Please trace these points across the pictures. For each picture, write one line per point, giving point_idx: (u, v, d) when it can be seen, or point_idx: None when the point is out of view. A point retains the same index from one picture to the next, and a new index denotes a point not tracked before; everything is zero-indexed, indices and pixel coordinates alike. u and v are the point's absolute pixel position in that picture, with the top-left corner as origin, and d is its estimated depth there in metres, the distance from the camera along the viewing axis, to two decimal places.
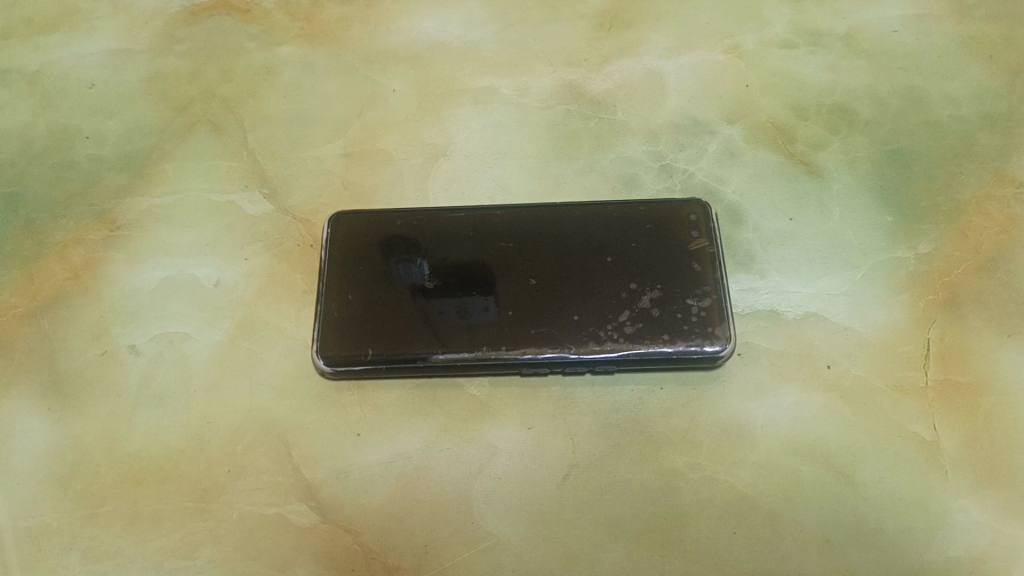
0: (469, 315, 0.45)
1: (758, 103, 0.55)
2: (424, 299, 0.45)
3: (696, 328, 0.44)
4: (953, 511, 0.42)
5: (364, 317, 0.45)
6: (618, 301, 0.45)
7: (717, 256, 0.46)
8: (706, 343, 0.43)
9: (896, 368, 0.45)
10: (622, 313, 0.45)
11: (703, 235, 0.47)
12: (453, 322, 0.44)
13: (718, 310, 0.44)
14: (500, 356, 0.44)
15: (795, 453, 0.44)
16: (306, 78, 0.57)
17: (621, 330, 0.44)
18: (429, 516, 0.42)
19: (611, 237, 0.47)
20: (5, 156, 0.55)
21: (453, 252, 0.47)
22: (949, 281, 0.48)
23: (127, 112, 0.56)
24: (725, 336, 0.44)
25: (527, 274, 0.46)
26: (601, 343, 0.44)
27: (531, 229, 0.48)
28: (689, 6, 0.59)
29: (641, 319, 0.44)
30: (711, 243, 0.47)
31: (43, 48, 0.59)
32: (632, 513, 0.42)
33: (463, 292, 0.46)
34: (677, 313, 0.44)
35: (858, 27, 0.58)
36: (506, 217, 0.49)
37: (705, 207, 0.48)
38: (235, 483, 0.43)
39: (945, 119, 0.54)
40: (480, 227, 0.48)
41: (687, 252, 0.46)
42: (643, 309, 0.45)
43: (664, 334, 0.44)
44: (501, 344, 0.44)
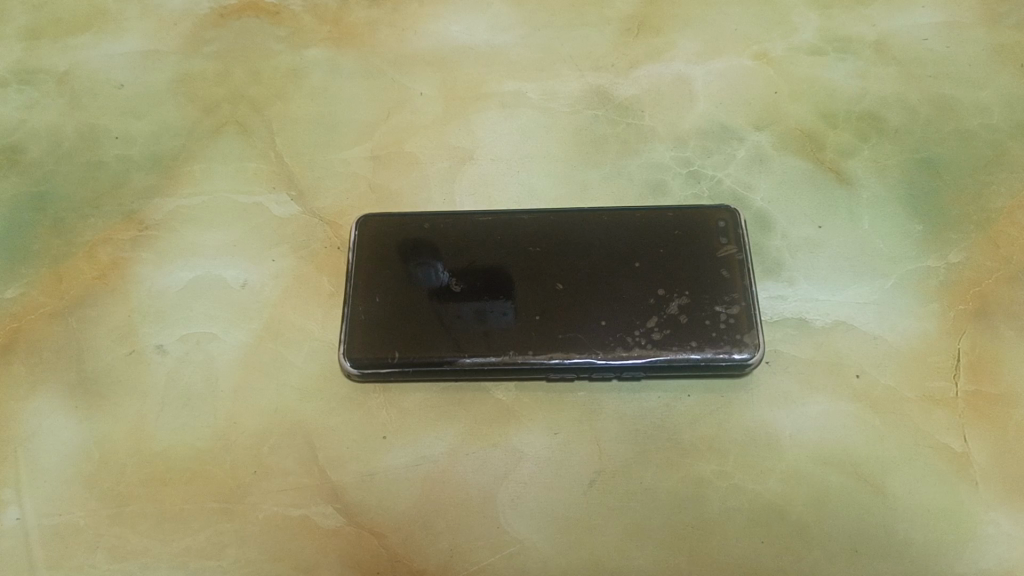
0: (495, 319, 0.45)
1: (787, 110, 0.54)
2: (450, 303, 0.45)
3: (725, 335, 0.44)
4: (983, 524, 0.41)
5: (390, 320, 0.45)
6: (645, 307, 0.45)
7: (745, 263, 0.46)
8: (735, 351, 0.43)
9: (926, 378, 0.45)
10: (649, 319, 0.44)
11: (732, 241, 0.47)
12: (479, 327, 0.44)
13: (747, 317, 0.44)
14: (527, 361, 0.44)
15: (823, 462, 0.43)
16: (333, 81, 0.57)
17: (648, 336, 0.44)
18: (454, 520, 0.42)
19: (638, 242, 0.47)
20: (34, 155, 0.55)
21: (479, 256, 0.47)
22: (979, 292, 0.47)
23: (155, 113, 0.56)
24: (753, 344, 0.44)
25: (554, 279, 0.46)
26: (628, 349, 0.44)
27: (558, 233, 0.48)
28: (717, 13, 0.59)
29: (669, 325, 0.44)
30: (739, 249, 0.46)
31: (72, 49, 0.60)
32: (658, 521, 0.42)
33: (490, 296, 0.45)
34: (706, 319, 0.44)
35: (887, 34, 0.57)
36: (532, 222, 0.48)
37: (734, 213, 0.48)
38: (260, 483, 0.43)
39: (975, 128, 0.53)
40: (507, 231, 0.48)
41: (715, 258, 0.46)
42: (671, 315, 0.44)
43: (692, 341, 0.44)
44: (527, 349, 0.44)
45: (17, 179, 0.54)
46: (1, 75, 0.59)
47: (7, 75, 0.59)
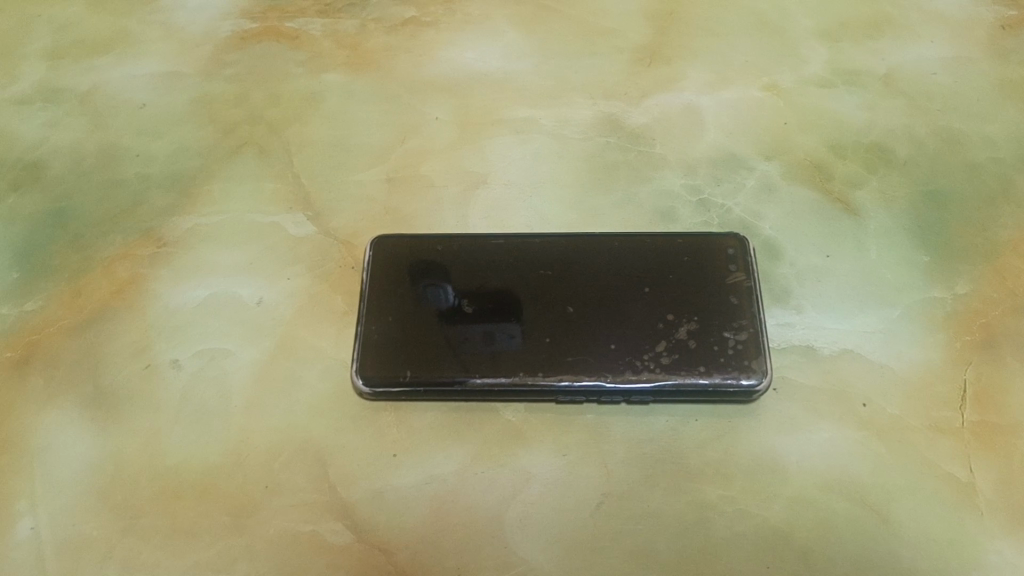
0: (506, 341, 0.45)
1: (796, 140, 0.55)
2: (462, 324, 0.46)
3: (732, 361, 0.44)
4: (988, 553, 0.42)
5: (402, 340, 0.45)
6: (654, 331, 0.45)
7: (753, 290, 0.47)
8: (743, 377, 0.44)
9: (932, 408, 0.45)
10: (658, 343, 0.45)
11: (740, 269, 0.47)
12: (490, 348, 0.45)
13: (755, 343, 0.45)
14: (536, 382, 0.44)
15: (829, 489, 0.44)
16: (350, 104, 0.58)
17: (657, 360, 0.45)
18: (462, 540, 0.43)
19: (648, 267, 0.48)
20: (55, 172, 0.56)
21: (491, 278, 0.48)
22: (985, 323, 0.48)
23: (175, 132, 0.57)
24: (761, 370, 0.44)
25: (564, 302, 0.47)
26: (637, 372, 0.44)
27: (569, 257, 0.49)
28: (727, 44, 0.60)
29: (678, 350, 0.45)
30: (748, 276, 0.47)
31: (95, 69, 0.61)
32: (665, 545, 0.42)
33: (501, 318, 0.46)
34: (714, 345, 0.45)
35: (895, 67, 0.58)
36: (544, 245, 0.49)
37: (742, 241, 0.49)
38: (271, 500, 0.44)
39: (982, 161, 0.54)
40: (518, 255, 0.49)
41: (724, 285, 0.47)
42: (680, 340, 0.45)
43: (700, 366, 0.44)
44: (537, 371, 0.45)
45: (38, 196, 0.55)
46: (25, 94, 0.60)
47: (30, 94, 0.60)
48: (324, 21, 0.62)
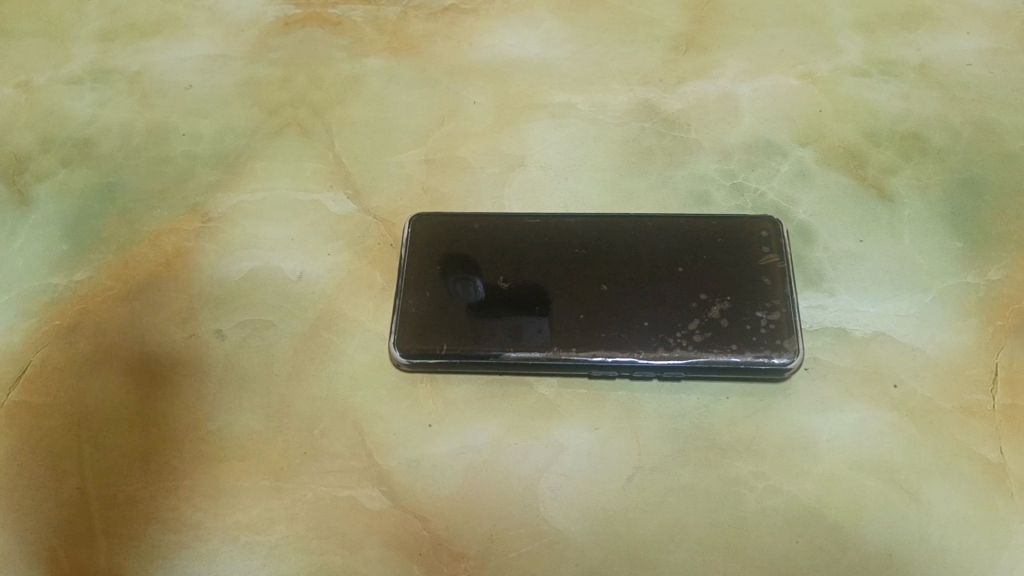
0: (540, 317, 0.46)
1: (830, 128, 0.56)
2: (497, 300, 0.47)
3: (765, 339, 0.45)
4: (1019, 534, 0.42)
5: (440, 314, 0.46)
6: (687, 310, 0.46)
7: (786, 272, 0.47)
8: (775, 355, 0.44)
9: (964, 391, 0.46)
10: (691, 322, 0.46)
11: (774, 251, 0.48)
12: (524, 325, 0.46)
13: (787, 323, 0.45)
14: (571, 357, 0.45)
15: (860, 468, 0.44)
16: (391, 88, 0.59)
17: (689, 338, 0.45)
18: (495, 509, 0.43)
19: (682, 248, 0.49)
20: (105, 149, 0.58)
21: (526, 255, 0.49)
22: (1019, 309, 0.48)
23: (221, 113, 0.59)
24: (793, 349, 0.45)
25: (599, 280, 0.47)
26: (670, 349, 0.45)
27: (603, 237, 0.49)
28: (764, 34, 0.60)
29: (711, 328, 0.45)
30: (781, 258, 0.48)
31: (144, 52, 0.63)
32: (695, 518, 0.43)
33: (536, 295, 0.47)
34: (747, 324, 0.45)
35: (931, 58, 0.59)
36: (580, 225, 0.50)
37: (776, 225, 0.49)
38: (310, 464, 0.45)
39: (1018, 150, 0.54)
40: (554, 234, 0.50)
41: (757, 266, 0.47)
42: (712, 318, 0.46)
43: (733, 344, 0.45)
44: (571, 346, 0.45)
45: (88, 171, 0.57)
46: (77, 75, 0.62)
47: (81, 75, 0.62)
48: (366, 8, 0.64)
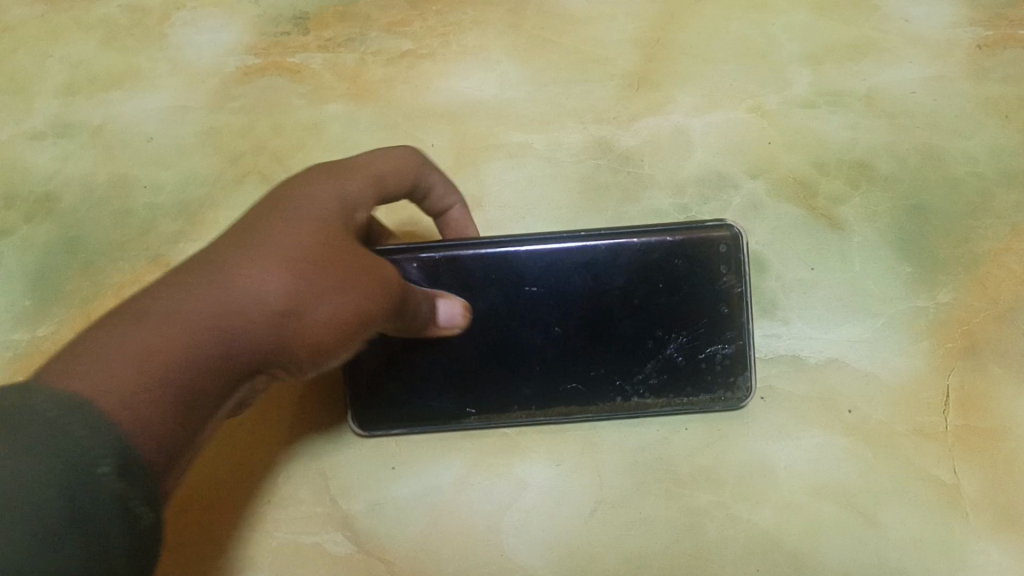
0: (502, 381, 0.46)
1: (779, 160, 0.57)
2: (452, 358, 0.46)
3: (720, 379, 0.46)
4: (974, 553, 0.45)
5: (398, 383, 0.46)
6: (642, 351, 0.45)
7: (744, 298, 0.45)
8: (728, 395, 0.46)
9: (919, 413, 0.47)
10: (648, 364, 0.46)
11: (733, 270, 0.45)
12: (484, 382, 0.46)
13: (743, 360, 0.46)
14: (533, 418, 0.46)
15: (816, 493, 0.46)
16: (351, 133, 0.60)
17: (646, 383, 0.46)
18: (461, 548, 0.45)
19: (636, 278, 0.46)
20: (70, 204, 0.59)
21: (473, 299, 0.46)
22: (968, 331, 0.49)
23: (182, 163, 0.60)
24: (746, 389, 0.46)
25: (551, 323, 0.46)
26: (626, 398, 0.46)
27: (553, 266, 0.46)
28: (714, 67, 0.60)
29: (666, 370, 0.46)
30: (739, 282, 0.45)
31: (105, 104, 0.62)
32: (657, 548, 0.45)
33: (493, 355, 0.46)
34: (701, 362, 0.46)
35: (879, 87, 0.59)
36: (527, 252, 0.46)
37: (735, 233, 0.46)
38: (286, 522, 0.46)
39: (962, 175, 0.56)
40: (498, 267, 0.46)
41: (714, 291, 0.45)
42: (668, 359, 0.46)
43: (688, 386, 0.46)
44: (532, 403, 0.46)
45: (52, 227, 0.59)
46: (39, 128, 0.62)
47: (44, 128, 0.62)
48: (325, 55, 0.62)
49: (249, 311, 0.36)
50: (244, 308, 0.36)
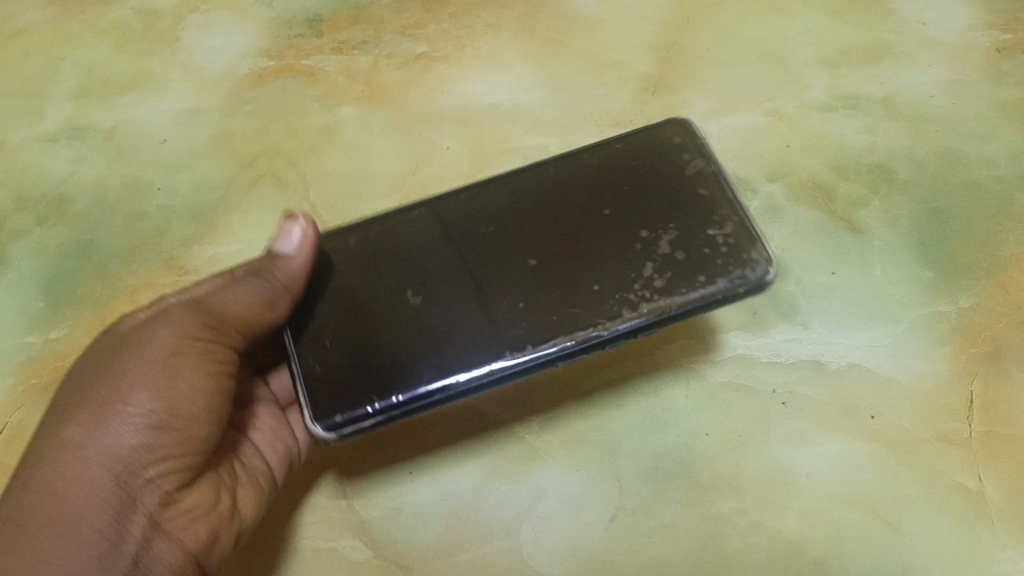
0: (481, 325, 0.40)
1: (798, 163, 0.56)
2: (416, 321, 0.41)
3: (730, 260, 0.40)
4: (1000, 561, 0.43)
5: (353, 359, 0.40)
6: (633, 254, 0.41)
7: (720, 175, 0.42)
8: (747, 271, 0.40)
9: (942, 419, 0.46)
10: (645, 266, 0.41)
11: (696, 155, 0.43)
12: (459, 339, 0.40)
13: (745, 233, 0.41)
14: (528, 356, 0.39)
15: (839, 501, 0.45)
16: (365, 136, 0.60)
17: (650, 285, 0.40)
18: (478, 556, 0.44)
19: (596, 194, 0.43)
20: (82, 207, 0.58)
21: (430, 260, 0.43)
22: (990, 335, 0.49)
23: (195, 167, 0.59)
24: (764, 258, 0.40)
25: (524, 257, 0.42)
26: (635, 308, 0.40)
27: (503, 206, 0.44)
28: (729, 72, 0.60)
29: (668, 267, 0.40)
30: (709, 160, 0.43)
31: (118, 108, 0.62)
32: (679, 557, 0.44)
33: (465, 302, 0.41)
34: (703, 247, 0.41)
35: (895, 92, 0.59)
36: (467, 202, 0.44)
37: (684, 125, 0.44)
38: (303, 529, 0.45)
39: (983, 179, 0.55)
40: (440, 228, 0.44)
41: (687, 178, 0.43)
42: (665, 255, 0.41)
43: (699, 276, 0.40)
44: (528, 344, 0.40)
45: (64, 230, 0.57)
46: (51, 132, 0.62)
47: (56, 132, 0.62)
48: (338, 57, 0.63)
49: (100, 453, 0.38)
50: (105, 436, 0.38)
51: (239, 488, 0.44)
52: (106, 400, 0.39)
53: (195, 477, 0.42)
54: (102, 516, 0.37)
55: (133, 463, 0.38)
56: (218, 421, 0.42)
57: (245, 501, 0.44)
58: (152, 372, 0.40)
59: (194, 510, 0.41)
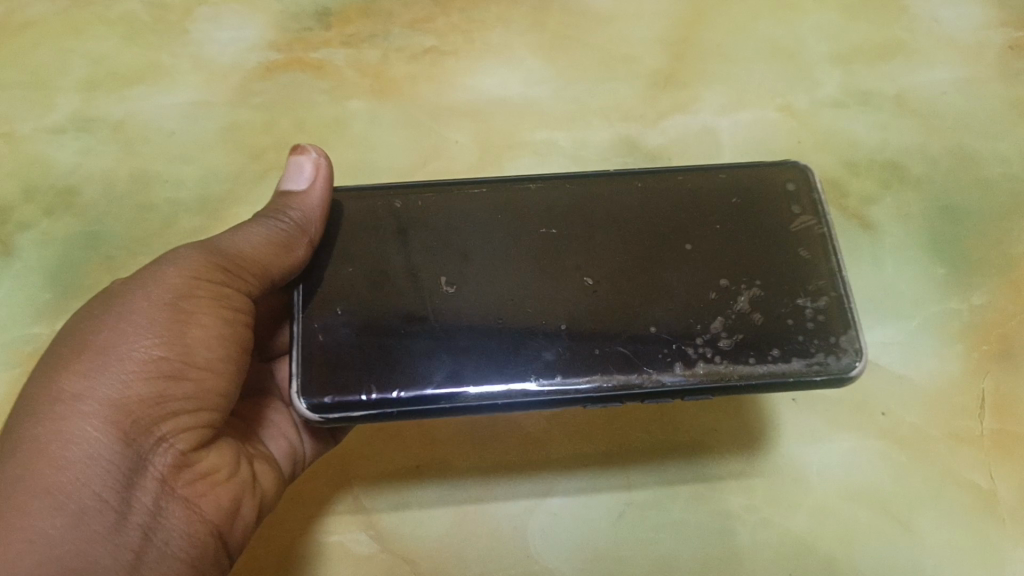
0: (510, 331, 0.39)
1: (810, 160, 0.56)
2: (446, 308, 0.39)
3: (816, 340, 0.38)
4: (1011, 560, 0.42)
5: (362, 333, 0.39)
6: (707, 305, 0.39)
7: (828, 239, 0.40)
8: (831, 357, 0.38)
9: (954, 417, 0.46)
10: (714, 322, 0.38)
11: (806, 211, 0.41)
12: (483, 343, 0.38)
13: (838, 313, 0.38)
14: (555, 388, 0.37)
15: (850, 499, 0.44)
16: (374, 130, 0.59)
17: (715, 344, 0.38)
18: (485, 551, 0.44)
19: (679, 222, 0.41)
20: (89, 198, 0.58)
21: (479, 249, 0.41)
22: (1003, 333, 0.48)
23: (204, 159, 0.59)
24: (852, 350, 0.38)
25: (581, 276, 0.40)
26: (691, 365, 0.37)
27: (574, 209, 0.42)
28: (741, 67, 0.60)
29: (740, 329, 0.38)
30: (818, 220, 0.41)
31: (126, 100, 0.62)
32: (688, 553, 0.43)
33: (506, 309, 0.39)
34: (786, 317, 0.38)
35: (908, 89, 0.59)
36: (541, 193, 0.43)
37: (804, 171, 0.42)
38: (307, 521, 0.45)
39: (996, 177, 0.55)
40: (500, 217, 0.42)
41: (789, 233, 0.41)
42: (742, 315, 0.38)
43: (774, 349, 0.38)
44: (561, 369, 0.38)
45: (71, 220, 0.57)
46: (59, 123, 0.61)
47: (65, 123, 0.61)
48: (347, 51, 0.63)
49: (102, 408, 0.34)
50: (108, 388, 0.34)
51: (256, 459, 0.42)
52: (106, 349, 0.35)
53: (212, 435, 0.39)
54: (105, 482, 0.33)
55: (141, 419, 0.35)
56: (235, 373, 0.39)
57: (262, 474, 0.42)
58: (158, 317, 0.36)
59: (211, 472, 0.38)
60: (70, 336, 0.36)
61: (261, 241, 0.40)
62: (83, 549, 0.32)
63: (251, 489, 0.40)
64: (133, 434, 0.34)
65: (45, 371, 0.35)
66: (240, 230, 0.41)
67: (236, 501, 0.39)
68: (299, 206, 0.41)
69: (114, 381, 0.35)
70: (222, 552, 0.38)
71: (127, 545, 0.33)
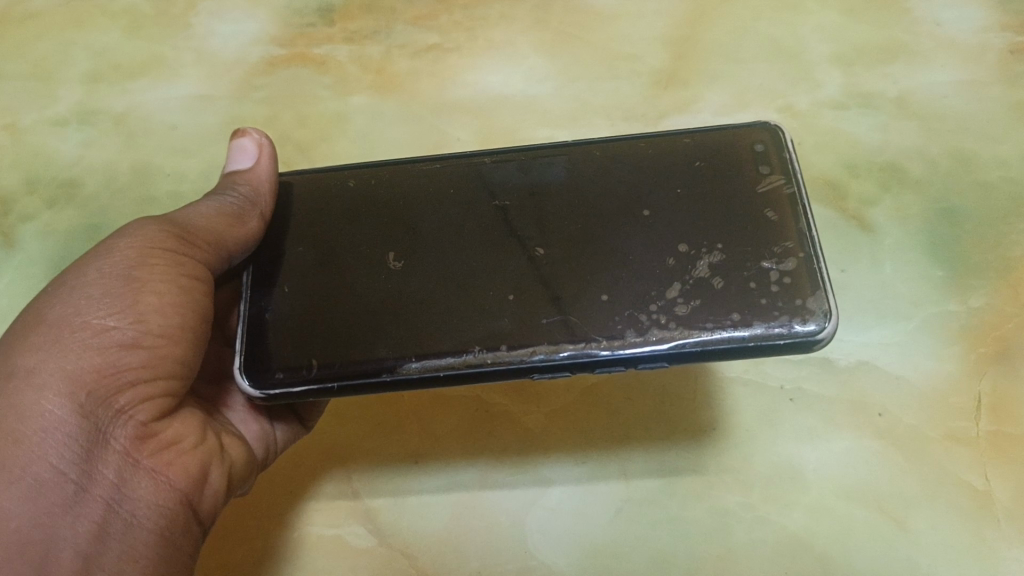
0: (454, 304, 0.38)
1: (811, 161, 0.56)
2: (391, 283, 0.39)
3: (779, 302, 0.36)
4: (1005, 560, 0.43)
5: (306, 310, 0.39)
6: (665, 271, 0.37)
7: (796, 199, 0.38)
8: (796, 321, 0.35)
9: (950, 418, 0.46)
10: (670, 288, 0.37)
11: (776, 170, 0.39)
12: (428, 320, 0.38)
13: (805, 274, 0.36)
14: (499, 360, 0.36)
15: (847, 497, 0.45)
16: (376, 125, 0.59)
17: (670, 310, 0.36)
18: (482, 545, 0.44)
19: (640, 189, 0.40)
20: (91, 190, 0.58)
21: (431, 221, 0.40)
22: (1001, 335, 0.49)
23: (206, 152, 0.59)
24: (819, 310, 0.35)
25: (532, 244, 0.39)
26: (643, 333, 0.36)
27: (530, 182, 0.41)
28: (743, 67, 0.60)
29: (698, 295, 0.36)
30: (788, 181, 0.39)
31: (129, 93, 0.62)
32: (686, 550, 0.44)
33: (453, 283, 0.38)
34: (749, 280, 0.36)
35: (909, 91, 0.59)
36: (498, 166, 0.42)
37: (774, 132, 0.40)
38: (307, 514, 0.46)
39: (995, 180, 0.55)
40: (454, 192, 0.41)
41: (756, 195, 0.39)
42: (701, 280, 0.37)
43: (733, 314, 0.36)
44: (503, 341, 0.37)
45: (73, 213, 0.57)
46: (62, 115, 0.61)
47: (67, 116, 0.61)
48: (350, 46, 0.63)
49: (55, 380, 0.35)
50: (63, 361, 0.35)
51: (229, 433, 0.43)
52: (60, 323, 0.36)
53: (176, 404, 0.39)
54: (61, 454, 0.34)
55: (98, 391, 0.36)
56: (198, 341, 0.40)
57: (230, 445, 0.42)
58: (112, 289, 0.38)
59: (178, 441, 0.38)
60: (30, 311, 0.38)
61: (214, 215, 0.41)
62: (41, 521, 0.33)
63: (221, 457, 0.41)
64: (90, 406, 0.35)
65: (5, 346, 0.36)
66: (194, 207, 0.42)
67: (206, 469, 0.39)
68: (248, 182, 0.42)
69: (70, 355, 0.36)
70: (195, 521, 0.38)
71: (89, 516, 0.34)
